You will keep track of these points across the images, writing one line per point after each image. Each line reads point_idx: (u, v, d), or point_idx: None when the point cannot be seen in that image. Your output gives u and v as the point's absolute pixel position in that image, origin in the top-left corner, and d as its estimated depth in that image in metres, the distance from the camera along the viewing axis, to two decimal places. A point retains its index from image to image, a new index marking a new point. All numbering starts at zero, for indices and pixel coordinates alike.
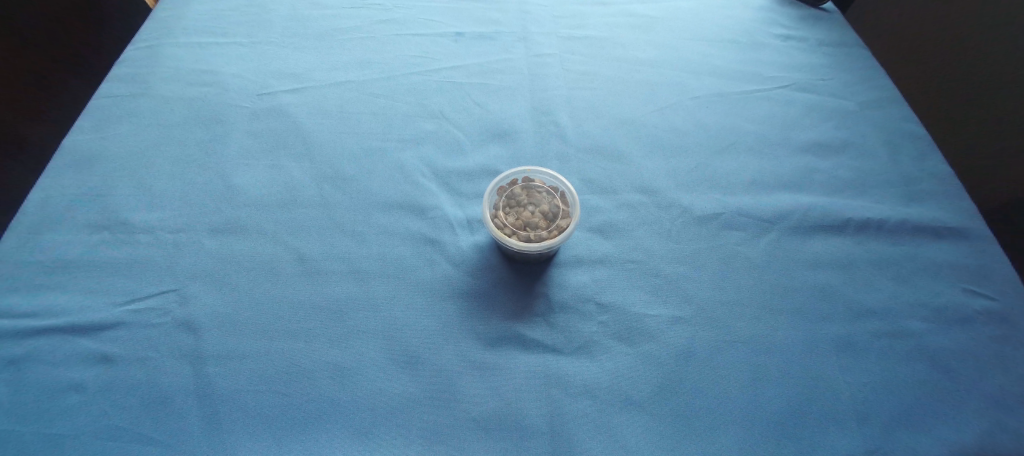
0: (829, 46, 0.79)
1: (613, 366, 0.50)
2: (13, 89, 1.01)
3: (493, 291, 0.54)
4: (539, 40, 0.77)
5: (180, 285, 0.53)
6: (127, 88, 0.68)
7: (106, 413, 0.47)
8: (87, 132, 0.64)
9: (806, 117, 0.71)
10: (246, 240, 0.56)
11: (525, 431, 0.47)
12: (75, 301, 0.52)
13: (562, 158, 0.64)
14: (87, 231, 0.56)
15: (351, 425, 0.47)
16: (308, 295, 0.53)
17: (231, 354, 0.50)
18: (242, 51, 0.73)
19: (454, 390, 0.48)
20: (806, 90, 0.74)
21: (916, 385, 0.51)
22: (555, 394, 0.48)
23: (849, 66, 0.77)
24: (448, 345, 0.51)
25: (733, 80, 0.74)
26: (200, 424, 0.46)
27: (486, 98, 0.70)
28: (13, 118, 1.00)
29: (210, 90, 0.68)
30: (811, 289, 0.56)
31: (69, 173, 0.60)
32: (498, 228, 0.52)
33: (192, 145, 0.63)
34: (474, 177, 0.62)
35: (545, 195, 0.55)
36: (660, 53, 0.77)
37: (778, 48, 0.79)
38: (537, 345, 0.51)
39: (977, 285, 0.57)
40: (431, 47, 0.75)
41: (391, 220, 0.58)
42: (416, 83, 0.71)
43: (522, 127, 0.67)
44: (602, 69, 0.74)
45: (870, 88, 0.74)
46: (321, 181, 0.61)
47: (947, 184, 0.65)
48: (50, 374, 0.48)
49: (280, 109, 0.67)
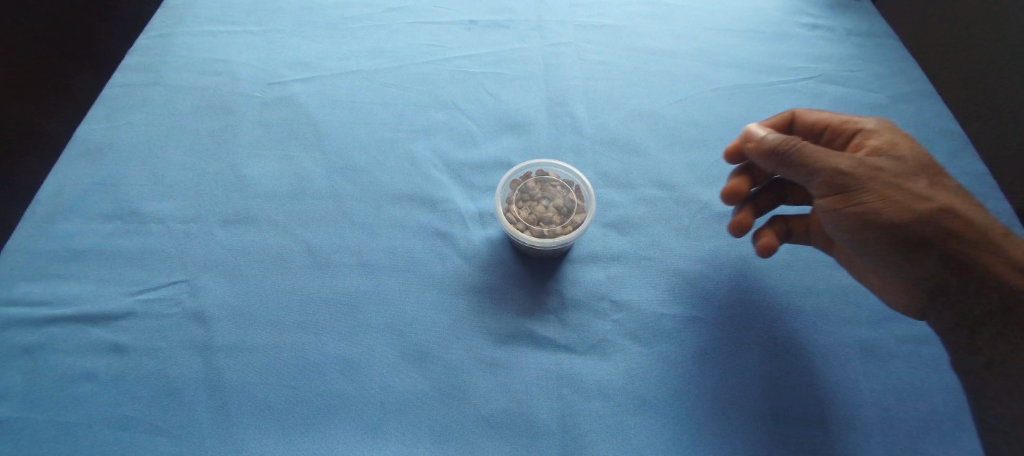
0: (860, 34, 0.75)
1: (628, 366, 0.49)
2: (29, 87, 0.96)
3: (505, 287, 0.53)
4: (554, 28, 0.74)
5: (191, 275, 0.53)
6: (138, 77, 0.67)
7: (118, 404, 0.47)
8: (100, 120, 0.63)
9: (832, 110, 0.68)
10: (257, 231, 0.56)
11: (536, 431, 0.46)
12: (88, 290, 0.52)
13: (577, 150, 0.63)
14: (101, 220, 0.56)
15: (360, 421, 0.46)
16: (317, 288, 0.52)
17: (242, 346, 0.49)
18: (253, 39, 0.70)
19: (464, 387, 0.48)
20: (835, 82, 0.70)
21: (947, 394, 0.48)
22: (568, 393, 0.47)
23: (880, 56, 0.73)
24: (458, 341, 0.50)
25: (758, 71, 0.71)
26: (210, 416, 0.46)
27: (498, 89, 0.68)
28: (31, 115, 0.95)
29: (221, 79, 0.67)
30: (837, 291, 0.53)
31: (82, 163, 0.59)
32: (511, 223, 0.51)
33: (203, 135, 0.63)
34: (487, 170, 0.61)
35: (560, 189, 0.54)
36: (683, 42, 0.73)
37: (804, 39, 0.74)
38: (549, 343, 0.50)
39: None
40: (443, 36, 0.72)
41: (403, 213, 0.57)
42: (427, 73, 0.69)
43: (536, 118, 0.65)
44: (620, 59, 0.71)
45: (902, 81, 0.70)
46: (331, 171, 0.60)
47: (983, 183, 0.61)
48: (64, 363, 0.48)
49: (292, 99, 0.66)
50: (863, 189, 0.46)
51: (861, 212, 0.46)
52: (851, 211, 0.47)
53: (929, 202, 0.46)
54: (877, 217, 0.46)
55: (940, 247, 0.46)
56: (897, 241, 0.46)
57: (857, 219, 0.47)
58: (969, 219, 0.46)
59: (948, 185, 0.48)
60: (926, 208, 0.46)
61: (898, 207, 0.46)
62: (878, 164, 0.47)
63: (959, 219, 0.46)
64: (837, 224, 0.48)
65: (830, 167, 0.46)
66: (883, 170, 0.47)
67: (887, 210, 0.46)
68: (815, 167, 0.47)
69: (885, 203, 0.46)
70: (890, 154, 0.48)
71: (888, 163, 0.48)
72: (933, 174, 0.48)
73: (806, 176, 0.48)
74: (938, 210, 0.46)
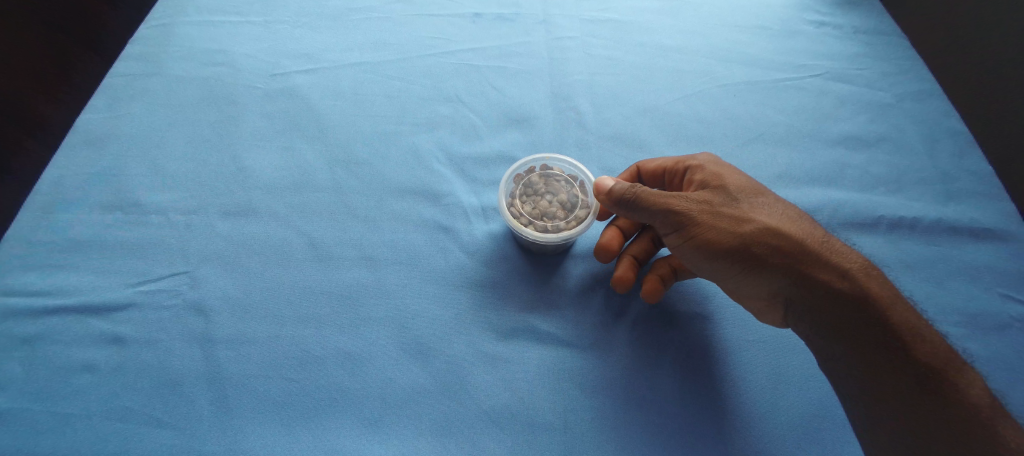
0: (867, 32, 0.74)
1: (629, 362, 0.49)
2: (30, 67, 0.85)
3: (507, 282, 0.52)
4: (562, 22, 0.73)
5: (191, 267, 0.52)
6: (139, 67, 0.66)
7: (117, 395, 0.47)
8: (100, 109, 0.62)
9: (838, 108, 0.68)
10: (258, 224, 0.55)
11: (536, 426, 0.46)
12: (87, 281, 0.52)
13: (581, 146, 0.63)
14: (101, 211, 0.56)
15: (360, 415, 0.46)
16: (318, 282, 0.52)
17: (242, 338, 0.49)
18: (256, 30, 0.70)
19: (465, 382, 0.47)
20: (842, 80, 0.70)
21: None
22: (569, 389, 0.47)
23: (887, 55, 0.72)
24: (459, 335, 0.49)
25: (765, 68, 0.71)
26: (209, 409, 0.46)
27: (504, 83, 0.67)
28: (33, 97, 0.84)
29: (223, 70, 0.66)
30: None
31: (82, 152, 0.59)
32: (513, 217, 0.50)
33: (205, 126, 0.62)
34: (490, 165, 0.61)
35: (564, 184, 0.54)
36: (690, 38, 0.73)
37: (811, 36, 0.74)
38: (550, 339, 0.49)
39: (1014, 290, 0.54)
40: (449, 29, 0.72)
41: (405, 206, 0.57)
42: (432, 66, 0.68)
43: (541, 113, 0.65)
44: (627, 54, 0.71)
45: (909, 79, 0.70)
46: (333, 164, 0.60)
47: (989, 183, 0.61)
48: (64, 354, 0.48)
49: (294, 90, 0.65)
50: (696, 220, 0.45)
51: (695, 241, 0.45)
52: (689, 244, 0.46)
53: (747, 223, 0.45)
54: (712, 245, 0.45)
55: (773, 272, 0.45)
56: (751, 268, 0.45)
57: (696, 249, 0.46)
58: (785, 238, 0.44)
59: (767, 203, 0.47)
60: (766, 233, 0.45)
61: (726, 233, 0.45)
62: (704, 196, 0.46)
63: (779, 242, 0.44)
64: (686, 256, 0.47)
65: (658, 207, 0.45)
66: (710, 201, 0.46)
67: (722, 237, 0.45)
68: (645, 208, 0.45)
69: (712, 230, 0.45)
70: (712, 185, 0.48)
71: (716, 194, 0.47)
72: (750, 195, 0.47)
73: (671, 227, 0.46)
74: (758, 232, 0.44)
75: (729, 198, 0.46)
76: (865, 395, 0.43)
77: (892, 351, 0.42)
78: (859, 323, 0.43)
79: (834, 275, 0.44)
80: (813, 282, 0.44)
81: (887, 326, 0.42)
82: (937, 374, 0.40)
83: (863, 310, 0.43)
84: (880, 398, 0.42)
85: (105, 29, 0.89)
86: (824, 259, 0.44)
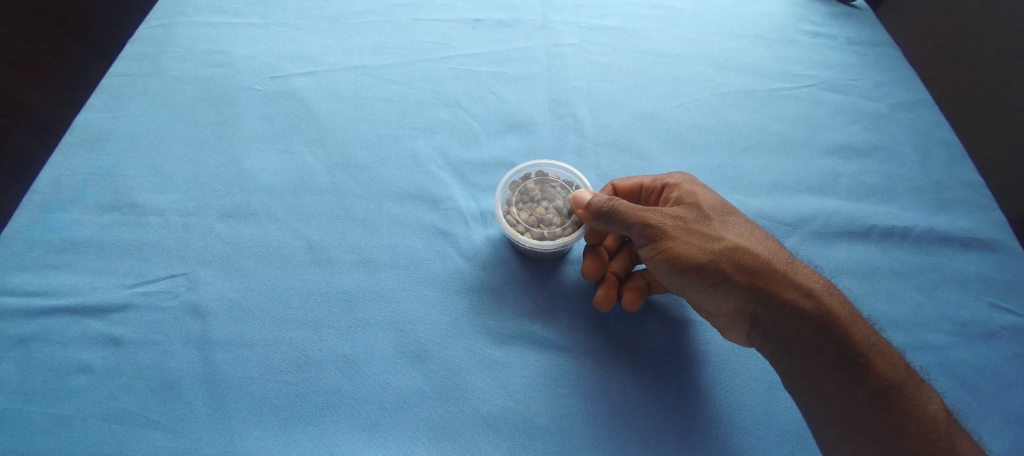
0: (861, 43, 0.75)
1: (624, 368, 0.49)
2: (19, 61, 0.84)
3: (504, 287, 0.53)
4: (561, 28, 0.73)
5: (189, 269, 0.53)
6: (138, 67, 0.66)
7: (113, 397, 0.47)
8: (97, 109, 0.62)
9: (832, 118, 0.68)
10: (257, 226, 0.56)
11: (532, 431, 0.46)
12: (84, 282, 0.52)
13: (579, 152, 0.63)
14: (98, 211, 0.55)
15: (358, 419, 0.46)
16: (317, 285, 0.52)
17: (241, 340, 0.49)
18: (256, 32, 0.70)
19: (461, 387, 0.48)
20: (836, 90, 0.71)
21: None
22: (565, 394, 0.48)
23: (881, 66, 0.73)
24: (456, 340, 0.50)
25: (761, 77, 0.71)
26: (206, 411, 0.46)
27: (502, 88, 0.68)
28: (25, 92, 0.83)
29: (223, 71, 0.66)
30: None
31: (80, 152, 0.59)
32: (511, 226, 0.51)
33: (204, 127, 0.62)
34: (488, 170, 0.61)
35: (560, 190, 0.54)
36: (686, 46, 0.74)
37: (807, 46, 0.75)
38: (547, 345, 0.50)
39: (1004, 299, 0.55)
40: (449, 33, 0.72)
41: (404, 210, 0.57)
42: (430, 71, 0.69)
43: (540, 119, 0.65)
44: (624, 61, 0.71)
45: (902, 90, 0.71)
46: (333, 166, 0.60)
47: (980, 194, 0.62)
48: (59, 355, 0.48)
49: (294, 93, 0.66)
50: (669, 234, 0.46)
51: (667, 255, 0.47)
52: (662, 258, 0.47)
53: (717, 240, 0.46)
54: (682, 259, 0.46)
55: (741, 287, 0.46)
56: (717, 283, 0.46)
57: (667, 263, 0.47)
58: (752, 256, 0.46)
59: (737, 222, 0.48)
60: (734, 250, 0.46)
61: (698, 249, 0.46)
62: (678, 212, 0.48)
63: (745, 259, 0.46)
64: (657, 269, 0.48)
65: (633, 220, 0.46)
66: (684, 217, 0.47)
67: (692, 252, 0.46)
68: (622, 222, 0.47)
69: (684, 245, 0.46)
70: (687, 202, 0.49)
71: (690, 211, 0.48)
72: (722, 214, 0.49)
73: (645, 240, 0.47)
74: (727, 249, 0.46)
75: (702, 215, 0.48)
76: (828, 409, 0.44)
77: (856, 367, 0.43)
78: (825, 339, 0.44)
79: (798, 292, 0.45)
80: (778, 299, 0.45)
81: (850, 342, 0.43)
82: (893, 390, 0.42)
83: (827, 326, 0.44)
84: (840, 411, 0.43)
85: (99, 23, 0.89)
86: (791, 275, 0.46)
